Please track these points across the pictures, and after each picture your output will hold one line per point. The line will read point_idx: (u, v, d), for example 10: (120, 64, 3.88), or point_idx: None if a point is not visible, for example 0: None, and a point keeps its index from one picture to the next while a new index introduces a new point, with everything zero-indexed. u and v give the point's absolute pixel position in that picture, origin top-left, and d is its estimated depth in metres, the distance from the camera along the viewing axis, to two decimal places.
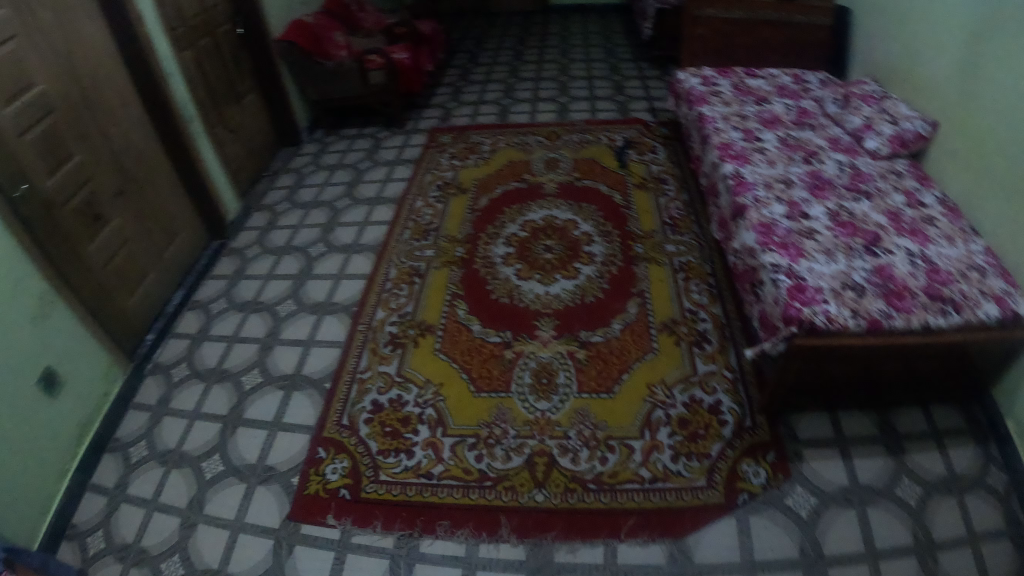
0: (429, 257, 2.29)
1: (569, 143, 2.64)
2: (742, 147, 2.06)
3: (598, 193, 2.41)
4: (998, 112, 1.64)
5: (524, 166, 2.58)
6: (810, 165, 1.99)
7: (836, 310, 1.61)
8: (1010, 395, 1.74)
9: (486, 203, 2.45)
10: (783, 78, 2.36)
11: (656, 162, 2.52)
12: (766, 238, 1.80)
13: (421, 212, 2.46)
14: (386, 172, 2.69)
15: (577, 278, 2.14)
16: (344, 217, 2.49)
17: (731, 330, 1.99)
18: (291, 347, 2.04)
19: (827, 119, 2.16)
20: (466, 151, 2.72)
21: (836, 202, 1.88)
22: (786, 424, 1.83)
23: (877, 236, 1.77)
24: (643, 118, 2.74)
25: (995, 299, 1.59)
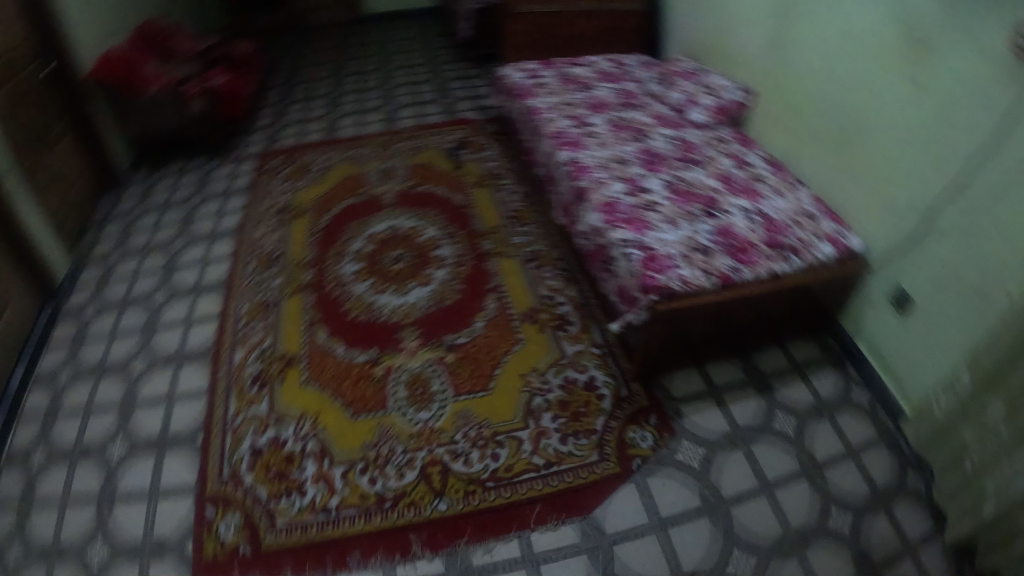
0: (278, 286, 2.20)
1: (402, 151, 2.59)
2: (577, 133, 2.15)
3: (435, 197, 2.41)
4: (824, 76, 1.89)
5: (358, 178, 2.52)
6: (641, 142, 2.11)
7: (689, 273, 1.73)
8: (855, 321, 2.05)
9: (327, 221, 2.38)
10: (604, 65, 2.43)
11: (490, 159, 2.55)
12: (611, 216, 1.89)
13: (262, 240, 2.36)
14: (212, 206, 2.54)
15: (431, 283, 2.14)
16: (182, 258, 2.34)
17: (589, 308, 2.08)
18: (154, 407, 1.90)
19: (651, 98, 2.29)
20: (287, 170, 2.64)
21: (670, 172, 2.02)
22: (661, 386, 1.95)
23: (714, 199, 1.93)
24: (470, 118, 2.74)
25: (829, 240, 1.85)
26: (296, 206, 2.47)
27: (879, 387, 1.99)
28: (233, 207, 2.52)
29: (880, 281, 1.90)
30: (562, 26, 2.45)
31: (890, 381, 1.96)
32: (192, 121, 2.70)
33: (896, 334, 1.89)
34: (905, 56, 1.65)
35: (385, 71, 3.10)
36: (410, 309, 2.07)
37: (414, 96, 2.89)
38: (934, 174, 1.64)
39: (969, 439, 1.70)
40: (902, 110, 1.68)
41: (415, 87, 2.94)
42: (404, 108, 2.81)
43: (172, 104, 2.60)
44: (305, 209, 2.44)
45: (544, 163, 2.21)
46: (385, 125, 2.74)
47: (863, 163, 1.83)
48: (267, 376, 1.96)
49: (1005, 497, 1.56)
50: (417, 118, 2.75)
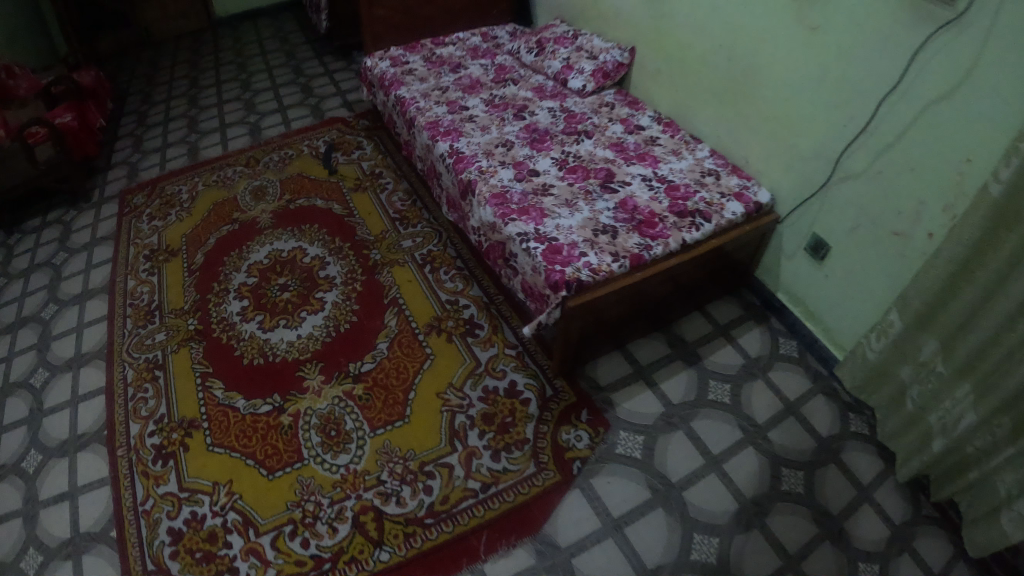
0: (162, 341, 1.97)
1: (271, 165, 2.36)
2: (456, 119, 2.00)
3: (316, 210, 2.19)
4: (709, 26, 1.82)
5: (230, 202, 2.28)
6: (522, 120, 1.98)
7: (598, 260, 1.62)
8: (772, 273, 2.02)
9: (203, 259, 2.14)
10: (471, 40, 2.26)
11: (366, 157, 2.36)
12: (504, 209, 1.75)
13: (137, 291, 2.11)
14: (81, 260, 2.26)
15: (324, 309, 1.95)
16: (57, 326, 2.06)
17: (497, 307, 1.93)
18: (58, 504, 1.66)
19: (526, 70, 2.15)
20: (156, 207, 2.37)
21: (559, 149, 1.89)
22: (586, 377, 1.83)
23: (609, 171, 1.83)
24: (340, 117, 2.55)
25: (737, 197, 1.79)
26: (170, 247, 2.21)
27: (806, 335, 1.97)
28: (105, 259, 2.25)
29: (796, 229, 1.87)
30: (424, 5, 2.24)
31: (817, 328, 1.94)
32: (50, 170, 2.40)
33: (817, 282, 1.88)
34: (795, 2, 1.64)
35: (242, 78, 2.87)
36: (307, 344, 1.88)
37: (276, 101, 2.68)
38: (845, 118, 1.64)
39: (907, 378, 1.72)
40: (802, 56, 1.67)
41: (277, 91, 2.73)
42: (269, 116, 2.60)
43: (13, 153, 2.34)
44: (179, 249, 2.19)
45: (422, 157, 2.04)
46: (251, 139, 2.51)
47: (761, 115, 1.81)
48: (167, 450, 1.74)
49: (955, 429, 1.60)
50: (282, 124, 2.54)
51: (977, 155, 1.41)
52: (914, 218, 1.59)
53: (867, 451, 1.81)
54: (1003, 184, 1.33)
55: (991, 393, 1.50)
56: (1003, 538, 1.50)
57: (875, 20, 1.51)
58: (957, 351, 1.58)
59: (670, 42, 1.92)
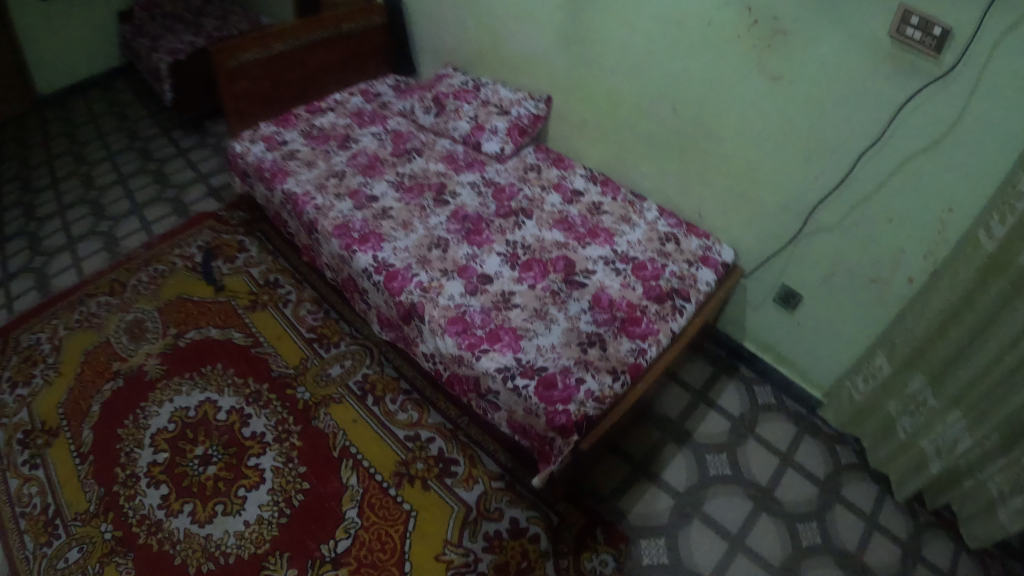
0: (78, 559, 1.46)
1: (141, 291, 1.91)
2: (366, 218, 1.68)
3: (212, 345, 1.79)
4: (644, 73, 1.65)
5: (109, 346, 1.78)
6: (446, 206, 1.72)
7: (599, 384, 1.42)
8: (738, 322, 1.89)
9: (95, 434, 1.63)
10: (352, 101, 1.99)
11: (251, 264, 1.99)
12: (468, 337, 1.48)
13: (22, 494, 1.55)
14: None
15: (266, 479, 1.58)
16: None
17: (466, 431, 1.69)
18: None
19: (428, 133, 1.92)
20: (14, 362, 1.75)
21: (503, 241, 1.66)
22: (585, 491, 1.65)
23: (568, 259, 1.63)
24: (209, 210, 2.17)
25: (704, 261, 1.65)
26: (50, 426, 1.64)
27: (780, 379, 1.87)
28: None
29: (763, 278, 1.73)
30: (290, 67, 1.89)
31: (792, 371, 1.84)
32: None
33: (789, 329, 1.77)
34: (758, 45, 1.44)
35: (74, 176, 2.34)
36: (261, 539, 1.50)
37: (131, 203, 2.20)
38: (815, 170, 1.49)
39: (894, 411, 1.59)
40: (758, 108, 1.51)
41: (132, 191, 2.25)
42: (124, 220, 2.14)
43: None
44: (60, 426, 1.64)
45: (329, 269, 1.74)
46: (111, 259, 2.01)
47: (714, 168, 1.66)
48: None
49: (953, 453, 1.47)
50: (144, 234, 2.08)
51: (958, 207, 1.31)
52: (893, 265, 1.47)
53: (868, 486, 1.71)
54: (999, 239, 1.20)
55: (986, 419, 1.37)
56: (1003, 531, 1.40)
57: (848, 67, 1.33)
58: (945, 382, 1.43)
59: (597, 88, 1.76)
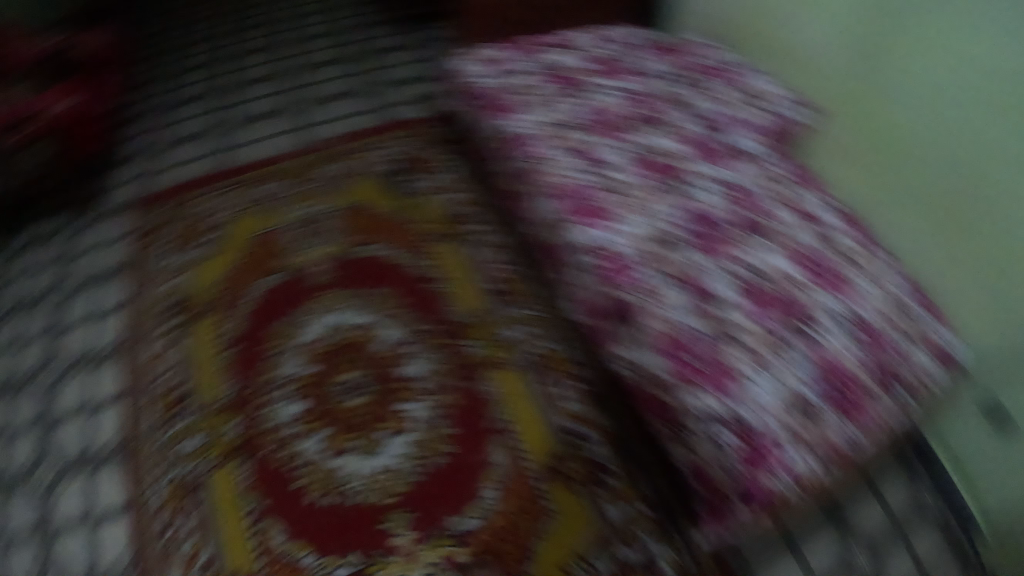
0: (198, 448, 1.44)
1: (326, 190, 1.77)
2: (596, 186, 1.49)
3: (387, 269, 1.63)
4: (924, 104, 1.29)
5: (275, 235, 1.69)
6: (693, 202, 1.46)
7: (803, 463, 1.18)
8: (949, 422, 1.34)
9: (246, 326, 1.57)
10: (587, 42, 1.77)
11: (448, 190, 1.76)
12: (679, 363, 1.26)
13: (154, 363, 1.53)
14: (39, 271, 1.66)
15: (410, 428, 1.46)
16: (60, 405, 1.48)
17: (628, 441, 1.45)
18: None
19: (678, 108, 1.64)
20: (175, 223, 1.73)
21: (740, 261, 1.35)
22: (688, 555, 1.33)
23: (798, 302, 1.29)
24: (414, 117, 1.90)
25: (938, 353, 1.27)
26: (198, 301, 1.61)
27: (956, 495, 1.34)
28: (98, 273, 1.65)
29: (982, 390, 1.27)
30: None
31: (971, 491, 1.32)
32: (36, 179, 1.67)
33: (995, 464, 1.27)
34: None
35: (281, 35, 2.19)
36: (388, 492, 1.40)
37: (333, 79, 2.03)
38: None
39: None
40: None
41: (339, 66, 2.07)
42: (323, 105, 1.96)
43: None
44: (208, 306, 1.60)
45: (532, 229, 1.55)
46: (296, 138, 1.87)
47: (973, 251, 1.26)
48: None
49: None
50: (334, 123, 1.91)
51: None
52: None
53: None
54: None
55: None
56: None
57: None
58: None
59: (874, 110, 1.42)
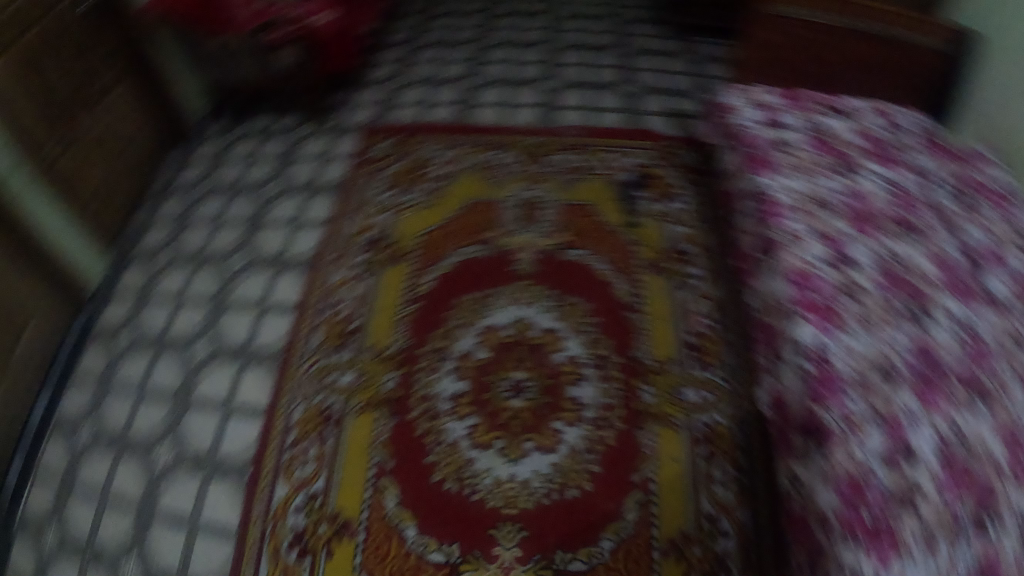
0: (349, 386, 1.49)
1: (558, 172, 1.74)
2: (833, 284, 1.14)
3: (589, 276, 1.59)
4: None
5: (492, 209, 1.70)
6: (920, 329, 1.08)
7: None
8: None
9: (433, 285, 1.60)
10: (870, 117, 1.42)
11: (676, 221, 1.66)
12: (851, 513, 0.93)
13: (339, 290, 1.61)
14: (263, 170, 1.84)
15: (557, 450, 1.40)
16: (238, 290, 1.63)
17: (762, 553, 1.27)
18: (67, 564, 1.35)
19: (939, 217, 1.24)
20: (401, 164, 1.80)
21: (947, 421, 0.98)
22: None
23: (995, 495, 0.92)
24: (662, 132, 1.80)
25: None
26: (399, 249, 1.66)
27: None
28: (315, 184, 1.78)
29: None
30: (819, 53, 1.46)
31: None
32: (286, 72, 1.79)
33: None
34: None
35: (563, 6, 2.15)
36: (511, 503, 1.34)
37: (598, 65, 1.96)
38: None
39: None
40: None
41: (610, 54, 1.99)
42: (571, 91, 1.90)
43: (248, 50, 1.71)
44: (409, 256, 1.65)
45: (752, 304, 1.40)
46: (542, 116, 1.84)
47: None
48: (306, 546, 1.33)
49: None
50: (582, 114, 1.84)
51: None
52: None
53: None
54: None
55: None
56: None
57: None
58: None
59: None
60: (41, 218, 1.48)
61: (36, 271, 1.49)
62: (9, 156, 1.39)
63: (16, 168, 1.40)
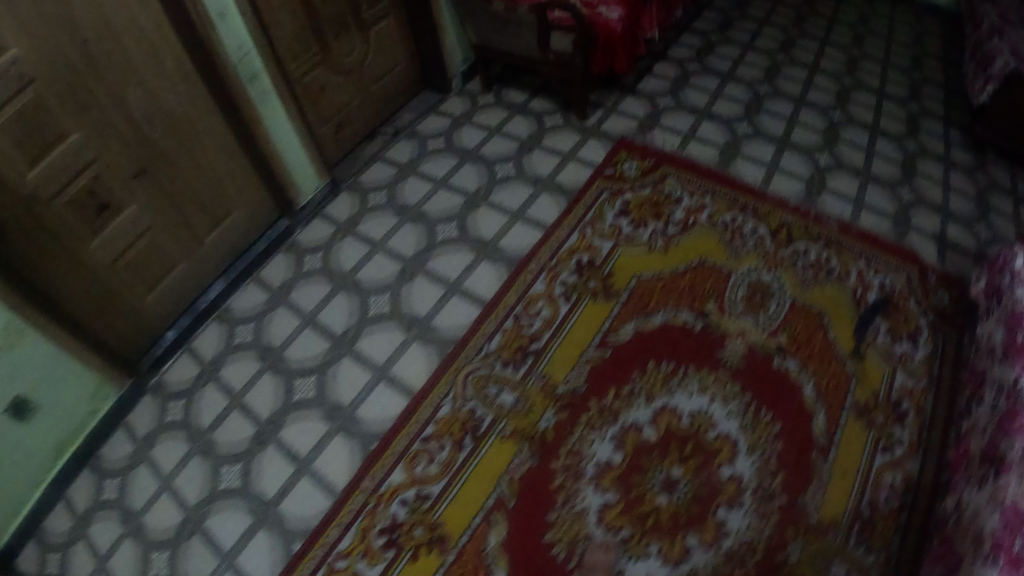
0: (506, 408, 1.46)
1: (799, 267, 1.59)
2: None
3: (791, 396, 1.46)
4: None
5: (720, 278, 1.57)
6: None
7: None
8: None
9: (629, 338, 1.51)
10: None
11: (907, 371, 1.49)
12: None
13: (532, 304, 1.55)
14: (511, 144, 1.78)
15: (678, 564, 1.29)
16: (433, 262, 1.62)
17: None
18: (175, 435, 1.52)
19: None
20: (645, 193, 1.68)
21: None
22: None
23: None
24: (929, 261, 1.58)
25: None
26: (610, 284, 1.57)
27: None
28: (549, 179, 1.71)
29: None
30: None
31: None
32: (558, 59, 1.73)
33: None
34: None
35: (868, 77, 1.92)
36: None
37: (881, 154, 1.73)
38: None
39: None
40: None
41: (899, 145, 1.75)
42: (842, 173, 1.70)
43: (529, 25, 1.68)
44: (618, 294, 1.56)
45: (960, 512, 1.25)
46: (805, 193, 1.67)
47: None
48: (396, 540, 1.33)
49: None
50: (849, 207, 1.65)
51: None
52: None
53: None
54: None
55: None
56: None
57: None
58: None
59: None
60: (269, 126, 1.63)
61: (248, 165, 1.64)
62: (251, 66, 1.54)
63: (256, 76, 1.56)
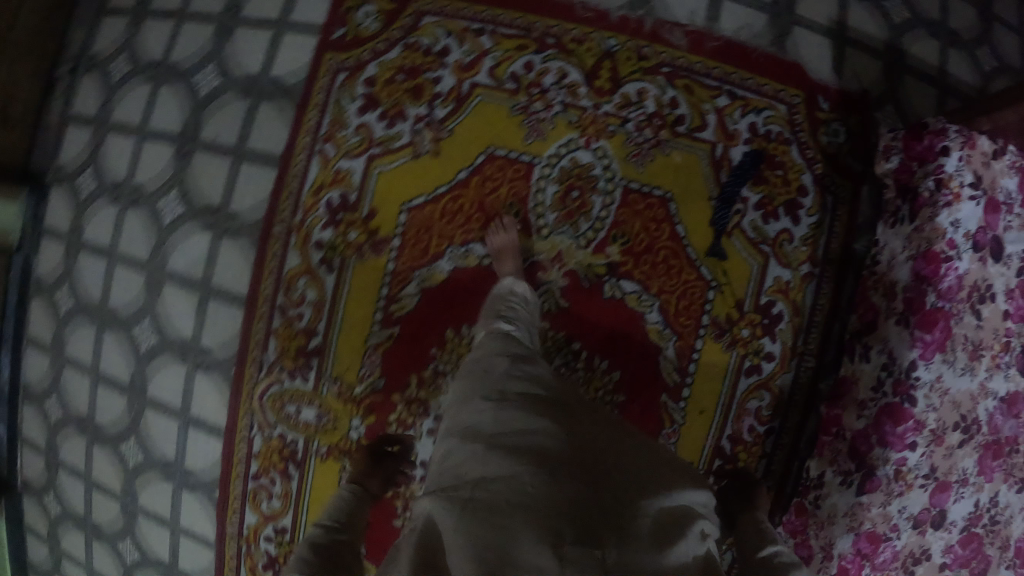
0: (311, 423, 1.15)
1: (628, 126, 1.14)
2: (900, 550, 1.04)
3: (632, 325, 1.14)
4: None
5: (519, 178, 1.14)
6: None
7: None
8: None
9: (417, 302, 1.15)
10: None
11: (779, 254, 1.14)
12: None
13: (293, 286, 1.14)
14: (201, 30, 1.18)
15: None
16: (181, 256, 1.17)
17: None
18: (71, 526, 1.28)
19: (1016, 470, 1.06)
20: (395, 57, 1.13)
21: None
22: None
23: None
24: (813, 82, 1.13)
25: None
26: (374, 229, 1.14)
27: None
28: (262, 79, 1.16)
29: None
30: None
31: None
32: None
33: None
34: None
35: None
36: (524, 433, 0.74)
37: None
38: None
39: None
40: None
41: None
42: None
43: None
44: (389, 243, 1.14)
45: (819, 492, 1.07)
46: None
47: None
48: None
49: None
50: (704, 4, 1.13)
51: None
52: None
53: None
54: None
55: None
56: None
57: None
58: None
59: None
60: None
61: None
62: None
63: None
